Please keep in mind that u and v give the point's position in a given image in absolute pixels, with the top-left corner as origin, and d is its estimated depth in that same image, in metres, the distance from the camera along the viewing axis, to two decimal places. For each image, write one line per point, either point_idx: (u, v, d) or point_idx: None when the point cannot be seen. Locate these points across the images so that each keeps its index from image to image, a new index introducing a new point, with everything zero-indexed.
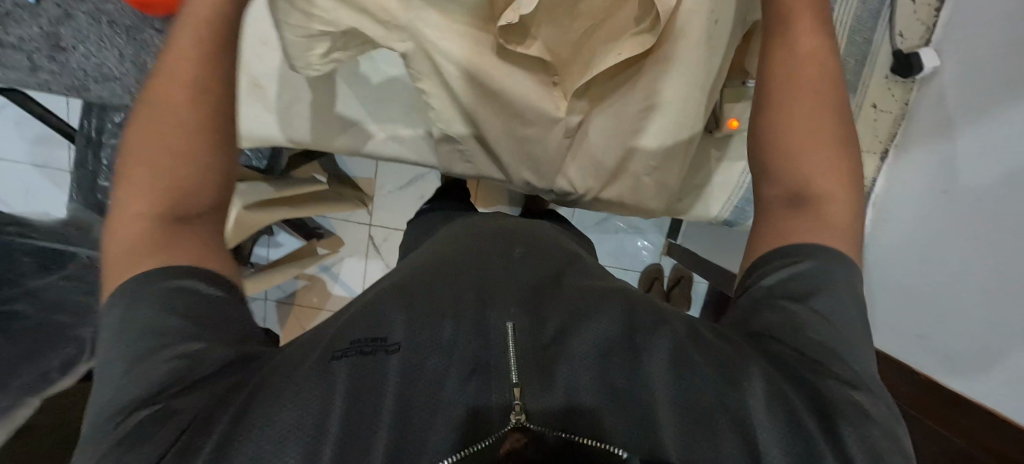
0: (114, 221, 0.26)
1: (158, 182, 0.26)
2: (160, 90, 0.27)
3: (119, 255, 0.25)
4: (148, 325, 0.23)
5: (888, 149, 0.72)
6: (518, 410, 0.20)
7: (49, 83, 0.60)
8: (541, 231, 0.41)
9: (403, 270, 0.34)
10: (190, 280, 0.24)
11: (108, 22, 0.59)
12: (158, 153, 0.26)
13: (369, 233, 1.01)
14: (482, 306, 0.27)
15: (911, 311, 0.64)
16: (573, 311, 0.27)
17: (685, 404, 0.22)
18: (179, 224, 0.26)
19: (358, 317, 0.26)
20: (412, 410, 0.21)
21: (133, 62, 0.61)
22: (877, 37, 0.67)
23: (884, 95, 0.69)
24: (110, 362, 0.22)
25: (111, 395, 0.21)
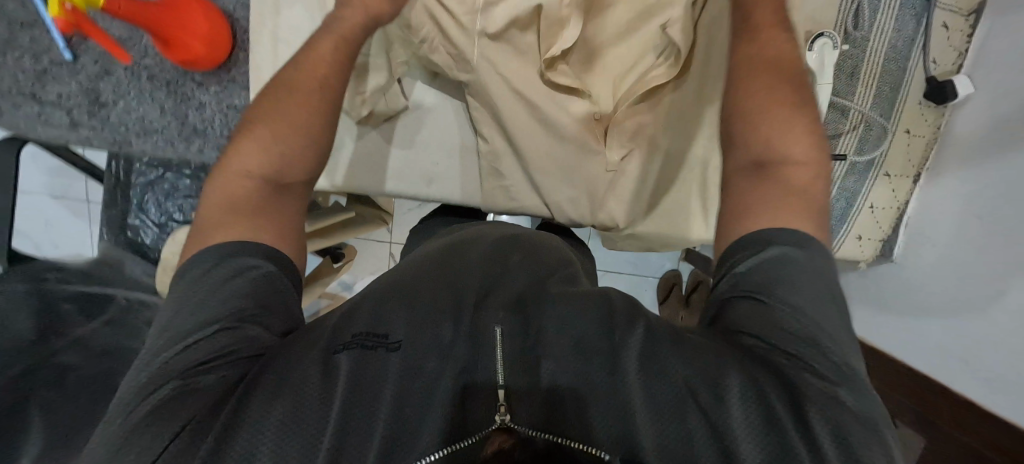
0: (218, 184, 0.35)
1: (265, 157, 0.36)
2: (285, 89, 0.39)
3: (214, 211, 0.34)
4: (194, 313, 0.28)
5: (919, 173, 0.72)
6: (501, 411, 0.23)
7: (92, 138, 0.67)
8: (538, 242, 0.45)
9: (396, 274, 0.36)
10: (240, 262, 0.30)
11: (149, 77, 0.66)
12: (267, 135, 0.37)
13: (391, 251, 1.04)
14: (472, 310, 0.30)
15: (945, 338, 0.67)
16: (560, 317, 0.30)
17: (660, 399, 0.23)
18: (276, 192, 0.36)
19: (368, 319, 0.29)
20: (405, 406, 0.23)
21: (172, 113, 0.66)
22: (912, 66, 0.69)
23: (916, 119, 0.70)
24: (158, 344, 0.27)
25: (154, 369, 0.25)
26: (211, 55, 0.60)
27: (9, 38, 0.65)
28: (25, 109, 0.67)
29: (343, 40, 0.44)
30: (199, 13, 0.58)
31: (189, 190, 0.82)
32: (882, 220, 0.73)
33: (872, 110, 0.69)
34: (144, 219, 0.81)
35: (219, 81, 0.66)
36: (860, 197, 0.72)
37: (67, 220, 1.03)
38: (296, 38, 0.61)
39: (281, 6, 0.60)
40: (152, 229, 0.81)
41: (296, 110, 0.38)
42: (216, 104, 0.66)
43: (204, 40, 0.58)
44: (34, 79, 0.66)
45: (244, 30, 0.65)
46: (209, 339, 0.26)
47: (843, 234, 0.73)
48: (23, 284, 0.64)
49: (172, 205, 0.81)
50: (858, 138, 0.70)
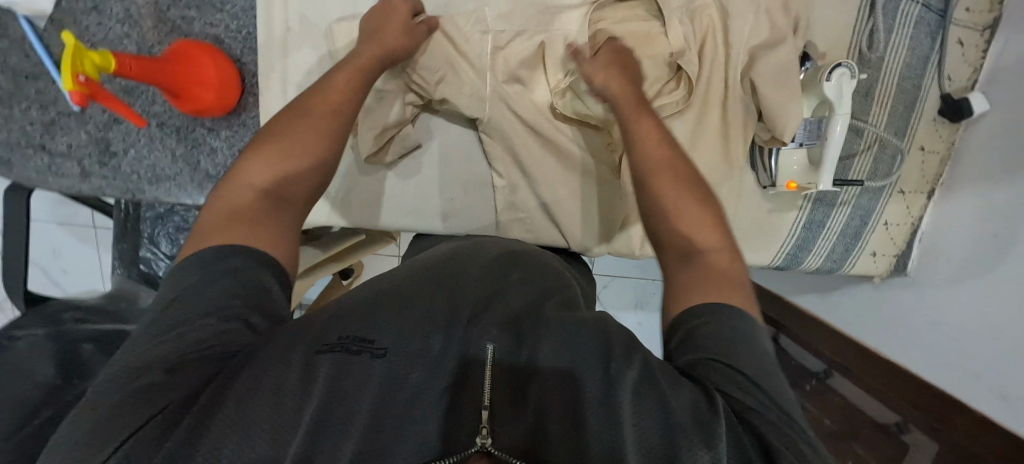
0: (221, 194, 0.35)
1: (272, 172, 0.36)
2: (297, 118, 0.40)
3: (213, 218, 0.33)
4: (180, 307, 0.27)
5: (934, 188, 0.69)
6: (483, 434, 0.22)
7: (103, 187, 0.68)
8: (539, 257, 0.44)
9: (386, 280, 0.35)
10: (235, 263, 0.30)
11: (160, 123, 0.67)
12: (277, 154, 0.37)
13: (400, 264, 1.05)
14: (469, 325, 0.29)
15: (969, 353, 0.62)
16: (560, 335, 0.28)
17: (648, 417, 0.22)
18: (273, 203, 0.35)
19: (351, 317, 0.28)
20: (383, 423, 0.23)
21: (183, 159, 0.68)
22: (926, 82, 0.65)
23: (931, 135, 0.67)
24: (145, 332, 0.26)
25: (136, 356, 0.25)
26: (222, 103, 0.62)
27: (15, 90, 0.65)
28: (33, 162, 0.66)
29: (359, 70, 0.47)
30: (208, 63, 0.60)
31: None
32: (897, 236, 0.71)
33: (889, 131, 0.66)
34: (156, 252, 0.84)
35: (230, 125, 0.67)
36: (873, 216, 0.70)
37: (76, 247, 1.05)
38: (305, 81, 0.63)
39: (290, 49, 0.63)
40: (164, 261, 0.84)
41: (306, 137, 0.39)
42: (229, 148, 0.67)
43: (215, 89, 0.60)
44: (41, 130, 0.66)
45: (252, 74, 0.65)
46: (192, 334, 0.25)
47: (857, 254, 0.72)
48: (40, 328, 0.59)
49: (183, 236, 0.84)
50: (872, 158, 0.67)
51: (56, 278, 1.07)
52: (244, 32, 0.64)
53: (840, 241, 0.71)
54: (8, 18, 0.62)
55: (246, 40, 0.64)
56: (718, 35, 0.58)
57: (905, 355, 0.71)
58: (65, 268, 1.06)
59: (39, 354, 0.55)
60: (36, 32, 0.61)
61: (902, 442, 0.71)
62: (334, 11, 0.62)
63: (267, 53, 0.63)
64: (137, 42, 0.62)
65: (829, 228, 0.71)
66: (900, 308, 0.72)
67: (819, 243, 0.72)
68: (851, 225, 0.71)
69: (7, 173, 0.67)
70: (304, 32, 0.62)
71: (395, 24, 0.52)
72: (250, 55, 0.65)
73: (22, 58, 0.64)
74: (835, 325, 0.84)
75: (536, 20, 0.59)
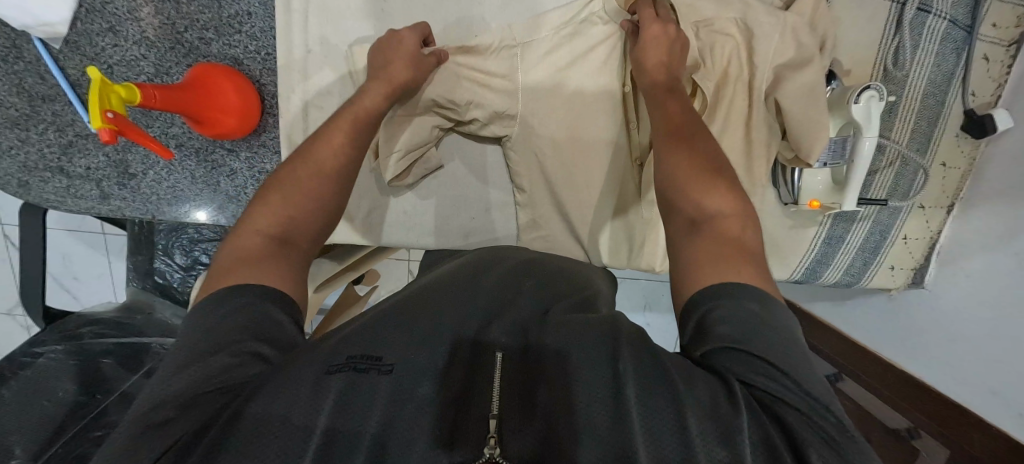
0: (231, 241, 0.36)
1: (277, 217, 0.37)
2: (301, 161, 0.41)
3: (223, 264, 0.34)
4: (209, 336, 0.29)
5: (953, 201, 0.67)
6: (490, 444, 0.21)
7: (124, 208, 0.71)
8: (549, 263, 0.45)
9: (402, 295, 0.37)
10: (258, 292, 0.31)
11: (179, 146, 0.70)
12: (281, 201, 0.38)
13: (408, 269, 1.07)
14: (479, 333, 0.30)
15: (986, 367, 0.60)
16: (564, 343, 0.28)
17: (659, 422, 0.22)
18: (280, 245, 0.36)
19: (362, 338, 0.29)
20: (394, 425, 0.23)
21: (202, 180, 0.71)
22: (950, 97, 0.63)
23: (953, 152, 0.65)
24: (172, 359, 0.28)
25: (160, 386, 0.26)
26: (243, 126, 0.64)
27: (30, 114, 0.65)
28: (51, 184, 0.68)
29: (362, 124, 0.47)
30: (232, 89, 0.62)
31: (211, 234, 0.88)
32: (915, 250, 0.69)
33: (911, 147, 0.64)
34: (170, 264, 0.86)
35: (249, 146, 0.70)
36: (893, 231, 0.69)
37: (89, 256, 1.08)
38: (325, 103, 0.65)
39: (310, 73, 0.64)
40: (178, 274, 0.86)
41: (309, 184, 0.40)
42: (248, 170, 0.71)
43: (237, 113, 0.63)
44: (59, 153, 0.67)
45: (272, 95, 0.68)
46: (205, 369, 0.26)
47: (875, 268, 0.71)
48: (60, 344, 0.61)
49: (198, 249, 0.87)
50: (894, 172, 0.65)
51: (69, 287, 1.10)
52: (263, 52, 0.66)
53: (859, 256, 0.70)
54: (22, 40, 0.63)
55: (265, 61, 0.66)
56: (742, 54, 0.57)
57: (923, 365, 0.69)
58: (76, 276, 1.09)
59: (59, 371, 0.57)
60: (53, 55, 0.62)
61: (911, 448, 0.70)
62: (354, 32, 0.63)
63: (286, 73, 0.64)
64: (154, 65, 0.65)
65: (849, 246, 0.69)
66: (920, 321, 0.69)
67: (837, 259, 0.71)
68: (871, 240, 0.69)
69: (23, 195, 0.68)
70: (324, 56, 0.64)
71: (399, 53, 0.51)
72: (269, 76, 0.67)
73: (37, 80, 0.64)
74: (842, 330, 0.82)
75: (552, 39, 0.58)
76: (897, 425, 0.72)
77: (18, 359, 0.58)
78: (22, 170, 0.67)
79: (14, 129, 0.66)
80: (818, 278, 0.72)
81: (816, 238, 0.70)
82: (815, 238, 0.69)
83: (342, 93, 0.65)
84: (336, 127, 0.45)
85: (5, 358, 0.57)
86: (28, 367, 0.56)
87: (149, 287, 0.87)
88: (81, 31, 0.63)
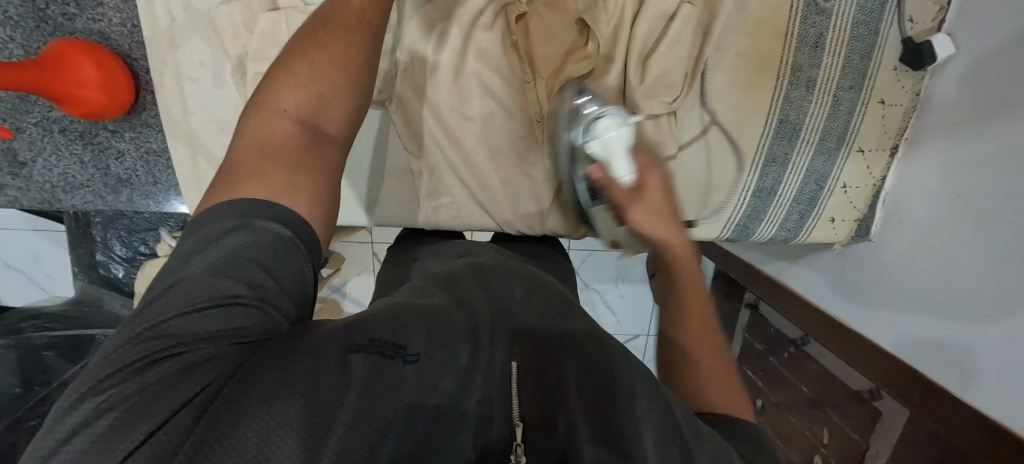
0: (258, 118, 0.35)
1: (309, 100, 0.36)
2: (325, 41, 0.39)
3: (250, 153, 0.33)
4: (202, 283, 0.26)
5: (899, 142, 0.70)
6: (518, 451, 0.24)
7: (20, 198, 0.68)
8: (537, 274, 0.46)
9: (397, 298, 0.35)
10: (270, 224, 0.29)
11: (61, 129, 0.66)
12: (306, 80, 0.37)
13: (373, 250, 1.08)
14: (481, 335, 0.31)
15: (925, 314, 0.65)
16: (580, 357, 0.31)
17: (667, 430, 0.25)
18: (314, 139, 0.36)
19: (381, 323, 0.29)
20: (416, 423, 0.24)
21: (94, 166, 0.68)
22: (887, 23, 0.64)
23: (892, 86, 0.67)
24: (154, 304, 0.25)
25: (132, 338, 0.23)
26: (112, 102, 0.61)
27: None
28: None
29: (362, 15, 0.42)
30: (87, 61, 0.57)
31: (147, 224, 0.85)
32: (856, 199, 0.73)
33: (843, 85, 0.66)
34: (110, 255, 0.85)
35: (132, 125, 0.67)
36: (831, 179, 0.72)
37: (56, 251, 1.02)
38: (200, 74, 0.64)
39: (178, 42, 0.62)
40: (120, 264, 0.85)
41: (326, 70, 0.38)
42: (135, 150, 0.68)
43: (100, 87, 0.59)
44: None
45: (146, 70, 0.65)
46: (227, 310, 0.25)
47: (815, 219, 0.74)
48: None
49: (137, 240, 0.85)
50: (827, 114, 0.67)
51: (44, 284, 1.04)
52: (129, 25, 0.62)
53: (795, 208, 0.73)
54: None
55: (133, 34, 0.63)
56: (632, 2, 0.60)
57: (862, 321, 0.75)
58: (49, 273, 1.03)
59: None
60: None
61: (875, 409, 0.72)
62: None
63: (153, 46, 0.62)
64: (23, 47, 0.61)
65: (783, 197, 0.72)
66: (865, 284, 0.75)
67: (772, 212, 0.74)
68: (806, 189, 0.72)
69: None
70: (191, 20, 0.62)
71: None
72: (140, 50, 0.64)
73: None
74: (803, 293, 0.86)
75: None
76: (861, 386, 0.75)
77: None
78: None
79: None
80: (751, 233, 0.76)
81: (744, 188, 0.72)
82: (744, 187, 0.72)
83: (216, 63, 0.64)
84: (348, 29, 0.41)
85: None
86: None
87: (95, 280, 0.85)
88: None
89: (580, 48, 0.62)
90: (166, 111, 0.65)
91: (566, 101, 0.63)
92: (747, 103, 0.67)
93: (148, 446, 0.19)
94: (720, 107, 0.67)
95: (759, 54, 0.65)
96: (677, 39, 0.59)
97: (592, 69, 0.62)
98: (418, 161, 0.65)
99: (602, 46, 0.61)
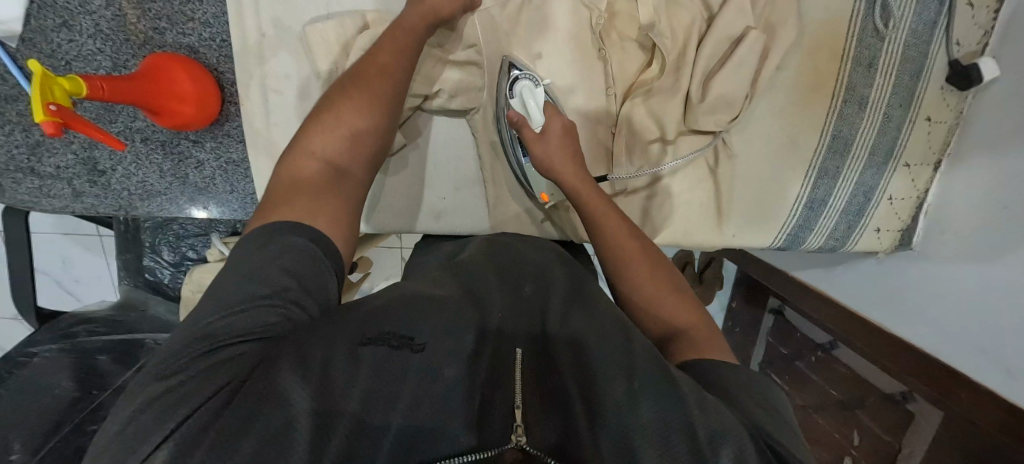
0: (293, 160, 0.40)
1: (334, 143, 0.42)
2: (348, 89, 0.45)
3: (308, 165, 0.40)
4: (242, 288, 0.30)
5: (941, 159, 0.67)
6: (518, 433, 0.27)
7: (96, 205, 0.73)
8: (544, 249, 0.50)
9: (409, 286, 0.37)
10: (293, 238, 0.34)
11: (144, 139, 0.71)
12: (334, 128, 0.43)
13: (401, 255, 1.14)
14: (490, 326, 0.34)
15: (950, 316, 0.63)
16: (574, 341, 0.33)
17: (666, 421, 0.25)
18: (341, 173, 0.41)
19: (393, 310, 0.30)
20: (421, 413, 0.26)
21: (172, 175, 0.73)
22: (933, 47, 0.62)
23: (937, 106, 0.65)
24: (207, 305, 0.30)
25: (186, 334, 0.28)
26: (201, 113, 0.66)
27: None
28: (24, 184, 0.71)
29: (383, 77, 0.48)
30: (185, 77, 0.63)
31: (196, 230, 0.92)
32: (901, 211, 0.70)
33: (893, 103, 0.64)
34: (159, 260, 0.92)
35: (214, 136, 0.72)
36: (879, 190, 0.69)
37: (86, 259, 1.15)
38: (285, 87, 0.69)
39: (267, 54, 0.67)
40: (167, 270, 0.92)
41: (351, 119, 0.43)
42: (215, 160, 0.73)
43: (192, 100, 0.64)
44: (28, 153, 0.70)
45: (230, 82, 0.70)
46: (259, 309, 0.29)
47: (861, 230, 0.71)
48: (55, 343, 0.68)
49: (185, 245, 0.92)
50: (877, 129, 0.65)
51: (71, 289, 1.18)
52: (218, 39, 0.68)
53: (843, 219, 0.70)
54: None
55: (221, 48, 0.68)
56: (702, 20, 0.65)
57: (881, 314, 0.73)
58: (78, 279, 1.17)
59: (57, 369, 0.62)
60: (10, 54, 0.64)
61: (907, 411, 0.70)
62: (307, 13, 0.66)
63: (244, 60, 0.67)
64: (111, 58, 0.67)
65: (833, 208, 0.69)
66: (897, 276, 0.71)
67: (821, 222, 0.71)
68: (855, 202, 0.69)
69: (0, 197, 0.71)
70: (282, 38, 0.67)
71: (391, 42, 0.51)
72: (226, 64, 0.69)
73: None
74: (827, 291, 0.83)
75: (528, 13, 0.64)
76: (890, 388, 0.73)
77: (14, 359, 0.63)
78: None
79: None
80: (800, 244, 0.73)
81: (799, 201, 0.70)
82: (798, 198, 0.69)
83: (299, 76, 0.68)
84: (377, 78, 0.47)
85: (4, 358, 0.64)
86: (25, 366, 0.62)
87: (141, 284, 0.93)
88: (34, 28, 0.65)
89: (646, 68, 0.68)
90: (249, 122, 0.69)
91: (636, 113, 0.68)
92: (798, 117, 0.67)
93: (176, 436, 0.22)
94: (776, 121, 0.68)
95: (818, 74, 0.65)
96: (742, 63, 0.61)
97: (656, 85, 0.66)
98: (489, 172, 0.71)
99: (666, 62, 0.65)
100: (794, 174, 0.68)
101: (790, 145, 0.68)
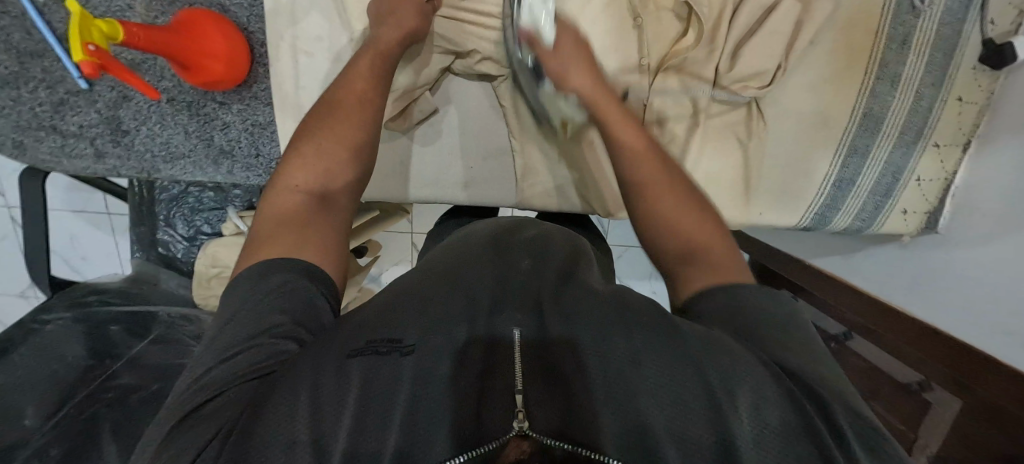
0: (274, 197, 0.41)
1: (315, 175, 0.42)
2: (330, 115, 0.46)
3: (297, 191, 0.41)
4: (237, 333, 0.31)
5: (970, 140, 0.64)
6: (519, 418, 0.24)
7: (119, 167, 0.73)
8: (551, 235, 0.48)
9: (411, 279, 0.39)
10: (294, 277, 0.34)
11: (169, 100, 0.71)
12: (318, 159, 0.43)
13: (412, 240, 1.13)
14: (493, 314, 0.34)
15: (978, 297, 0.60)
16: (596, 333, 0.31)
17: (690, 437, 0.24)
18: (323, 202, 0.41)
19: (379, 324, 0.31)
20: (417, 420, 0.25)
21: (196, 136, 0.73)
22: (966, 27, 0.60)
23: (969, 85, 0.62)
24: (208, 350, 0.31)
25: (189, 385, 0.29)
26: (231, 74, 0.66)
27: (20, 71, 0.67)
28: (46, 143, 0.71)
29: (381, 58, 0.53)
30: (216, 33, 0.63)
31: (212, 203, 0.92)
32: (929, 193, 0.68)
33: (925, 81, 0.62)
34: (172, 234, 0.92)
35: (241, 98, 0.72)
36: (905, 173, 0.67)
37: (95, 235, 1.17)
38: (314, 49, 0.68)
39: (298, 16, 0.67)
40: (180, 244, 0.92)
41: (335, 151, 0.44)
42: (241, 122, 0.73)
43: (224, 60, 0.64)
44: (51, 111, 0.70)
45: (260, 43, 0.70)
46: (250, 349, 0.29)
47: (888, 210, 0.69)
48: (67, 311, 0.68)
49: (200, 219, 0.92)
50: (907, 110, 0.63)
51: (76, 265, 1.19)
52: None
53: (870, 199, 0.69)
54: None
55: (252, 8, 0.68)
56: None
57: (905, 296, 0.70)
58: (84, 255, 1.19)
59: (69, 338, 0.63)
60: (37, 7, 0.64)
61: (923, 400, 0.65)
62: None
63: (274, 20, 0.67)
64: (140, 14, 0.66)
65: (858, 188, 0.68)
66: (920, 261, 0.70)
67: (847, 202, 0.70)
68: (883, 182, 0.68)
69: (20, 155, 0.71)
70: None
71: (366, 63, 0.52)
72: (256, 23, 0.68)
73: (24, 35, 0.66)
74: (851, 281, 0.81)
75: None
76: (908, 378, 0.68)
77: (28, 325, 0.64)
78: (16, 130, 0.69)
79: (6, 87, 0.67)
80: (828, 224, 0.72)
81: (828, 178, 0.69)
82: (827, 176, 0.68)
83: (331, 39, 0.68)
84: (359, 104, 0.47)
85: (17, 324, 0.64)
86: (38, 333, 0.62)
87: (153, 258, 0.94)
88: None
89: (679, 39, 0.64)
90: (280, 86, 0.69)
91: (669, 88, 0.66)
92: (835, 95, 0.65)
93: None
94: (808, 97, 0.66)
95: (850, 50, 0.63)
96: (770, 31, 0.60)
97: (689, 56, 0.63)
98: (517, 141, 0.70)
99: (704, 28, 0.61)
100: (825, 149, 0.67)
101: (821, 124, 0.67)
